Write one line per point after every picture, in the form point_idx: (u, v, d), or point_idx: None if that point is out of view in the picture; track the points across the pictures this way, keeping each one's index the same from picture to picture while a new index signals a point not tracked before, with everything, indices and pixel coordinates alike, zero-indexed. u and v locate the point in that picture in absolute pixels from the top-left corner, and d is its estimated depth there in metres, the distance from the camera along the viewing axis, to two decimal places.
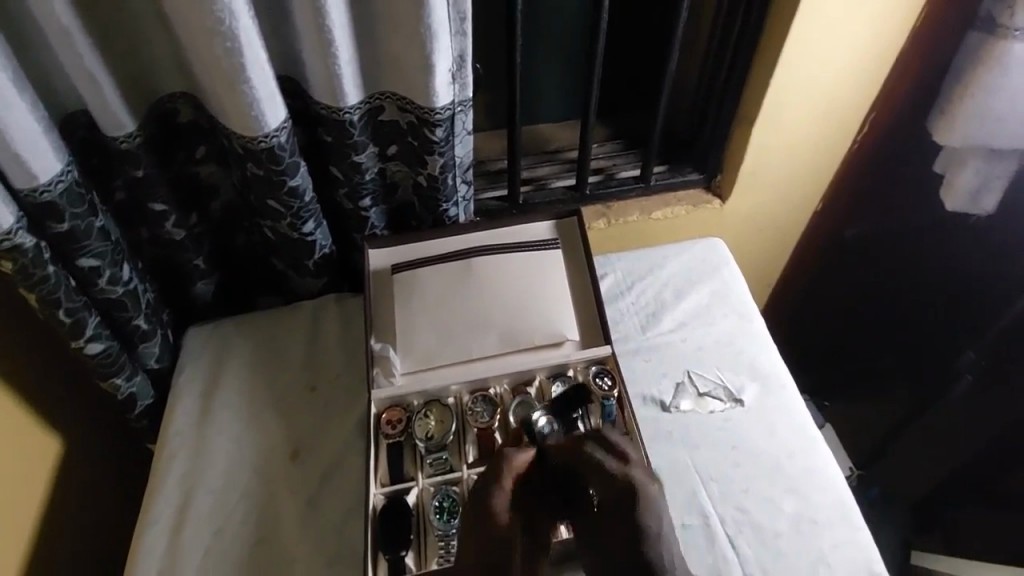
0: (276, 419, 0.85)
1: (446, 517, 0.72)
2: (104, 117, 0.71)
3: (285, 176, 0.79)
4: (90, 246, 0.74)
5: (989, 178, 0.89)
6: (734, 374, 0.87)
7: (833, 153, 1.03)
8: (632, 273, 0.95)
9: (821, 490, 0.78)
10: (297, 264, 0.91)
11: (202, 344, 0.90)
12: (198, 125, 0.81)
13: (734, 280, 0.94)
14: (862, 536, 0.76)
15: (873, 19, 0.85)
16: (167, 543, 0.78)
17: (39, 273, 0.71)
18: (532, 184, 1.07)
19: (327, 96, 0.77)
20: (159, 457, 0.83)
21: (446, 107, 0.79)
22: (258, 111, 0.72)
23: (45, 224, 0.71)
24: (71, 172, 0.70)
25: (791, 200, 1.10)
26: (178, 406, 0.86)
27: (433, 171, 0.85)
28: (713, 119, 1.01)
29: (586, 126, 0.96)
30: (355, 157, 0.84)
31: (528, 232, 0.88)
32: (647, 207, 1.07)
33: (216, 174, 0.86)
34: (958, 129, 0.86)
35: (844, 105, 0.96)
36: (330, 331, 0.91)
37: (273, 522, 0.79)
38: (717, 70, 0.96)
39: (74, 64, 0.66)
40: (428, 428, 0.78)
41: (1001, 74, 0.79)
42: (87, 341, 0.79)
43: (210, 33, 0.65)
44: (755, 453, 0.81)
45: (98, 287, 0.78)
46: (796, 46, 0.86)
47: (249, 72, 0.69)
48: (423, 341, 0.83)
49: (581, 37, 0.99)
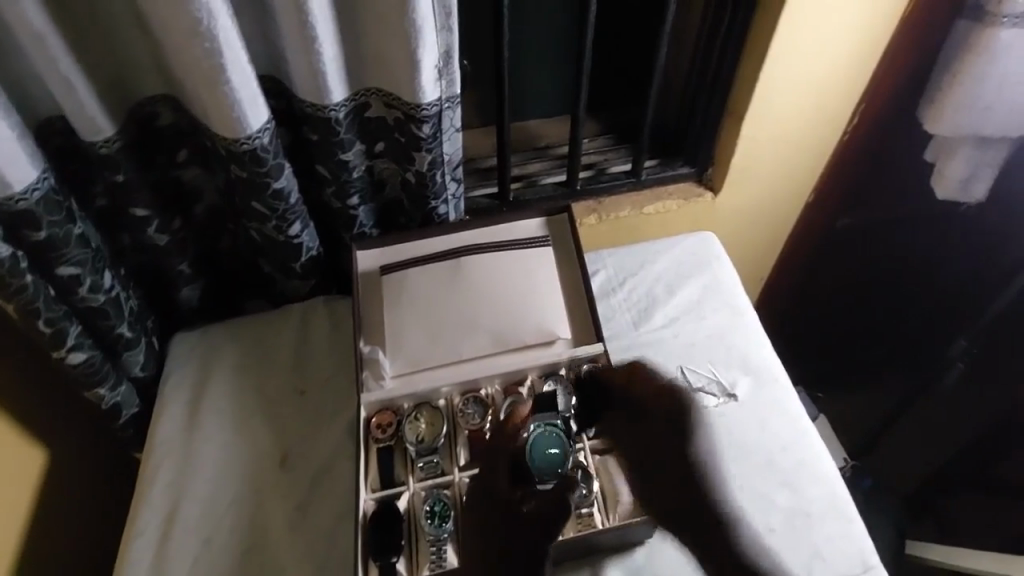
0: (264, 426, 0.84)
1: (438, 521, 0.71)
2: (81, 122, 0.70)
3: (269, 178, 0.78)
4: (69, 254, 0.73)
5: (979, 166, 0.88)
6: (727, 368, 0.86)
7: (826, 143, 1.02)
8: (623, 269, 0.94)
9: (814, 484, 0.78)
10: (285, 267, 0.89)
11: (189, 350, 0.89)
12: (179, 126, 0.79)
13: (725, 273, 0.93)
14: (856, 528, 0.75)
15: (865, 9, 0.83)
16: (156, 552, 0.77)
17: (17, 282, 0.70)
18: (522, 181, 1.06)
19: (311, 95, 0.76)
20: (145, 465, 0.82)
21: (433, 103, 0.77)
22: (239, 112, 0.71)
23: (21, 233, 0.69)
24: (47, 179, 0.69)
25: (784, 192, 1.08)
26: (166, 412, 0.85)
27: (421, 168, 0.84)
28: (704, 110, 0.99)
29: (575, 121, 0.95)
30: (342, 155, 0.82)
31: (517, 230, 0.87)
32: (638, 201, 1.06)
33: (199, 177, 0.84)
34: (947, 117, 0.84)
35: (836, 95, 0.95)
36: (321, 334, 0.90)
37: (263, 531, 0.77)
38: (706, 64, 0.95)
39: (49, 70, 0.65)
40: (419, 431, 0.77)
41: (989, 62, 0.77)
42: (69, 351, 0.78)
43: (188, 34, 0.64)
44: (750, 447, 0.80)
45: (79, 296, 0.77)
46: (785, 36, 0.85)
47: (229, 72, 0.67)
48: (413, 342, 0.82)
49: (569, 30, 0.97)
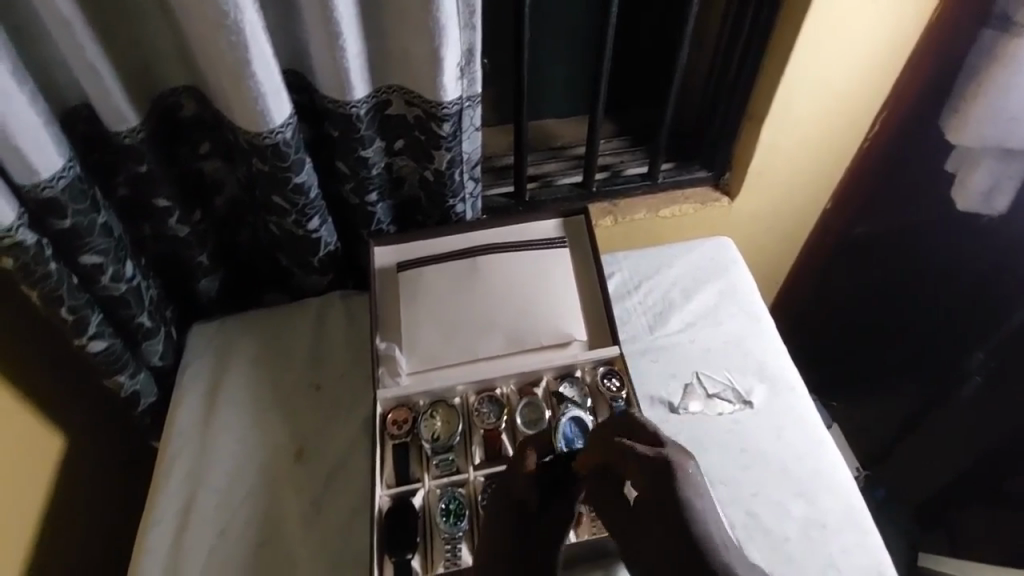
0: (280, 418, 0.84)
1: (453, 519, 0.72)
2: (108, 111, 0.70)
3: (290, 172, 0.78)
4: (93, 243, 0.74)
5: (1001, 178, 0.88)
6: (743, 375, 0.86)
7: (844, 150, 1.02)
8: (638, 272, 0.94)
9: (829, 495, 0.78)
10: (303, 261, 0.90)
11: (206, 341, 0.90)
12: (202, 118, 0.79)
13: (741, 279, 0.93)
14: (872, 540, 0.76)
15: (887, 18, 0.84)
16: (171, 541, 0.77)
17: (42, 269, 0.70)
18: (539, 181, 1.06)
19: (334, 91, 0.76)
20: (163, 455, 0.82)
21: (454, 102, 0.78)
22: (263, 106, 0.71)
23: (46, 221, 0.70)
24: (73, 168, 0.69)
25: (801, 198, 1.08)
26: (184, 403, 0.85)
27: (440, 166, 0.84)
28: (722, 114, 0.99)
29: (594, 122, 0.95)
30: (362, 151, 0.83)
31: (534, 230, 0.87)
32: (654, 204, 1.06)
33: (220, 169, 0.84)
34: (971, 128, 0.84)
35: (856, 103, 0.95)
36: (336, 328, 0.90)
37: (277, 523, 0.78)
38: (726, 68, 0.95)
39: (78, 60, 0.65)
40: (435, 428, 0.77)
41: (1014, 74, 0.77)
42: (90, 339, 0.78)
43: (215, 27, 0.64)
44: (765, 455, 0.80)
45: (101, 284, 0.77)
46: (807, 42, 0.85)
47: (255, 66, 0.68)
48: (429, 340, 0.82)
49: (589, 31, 0.97)
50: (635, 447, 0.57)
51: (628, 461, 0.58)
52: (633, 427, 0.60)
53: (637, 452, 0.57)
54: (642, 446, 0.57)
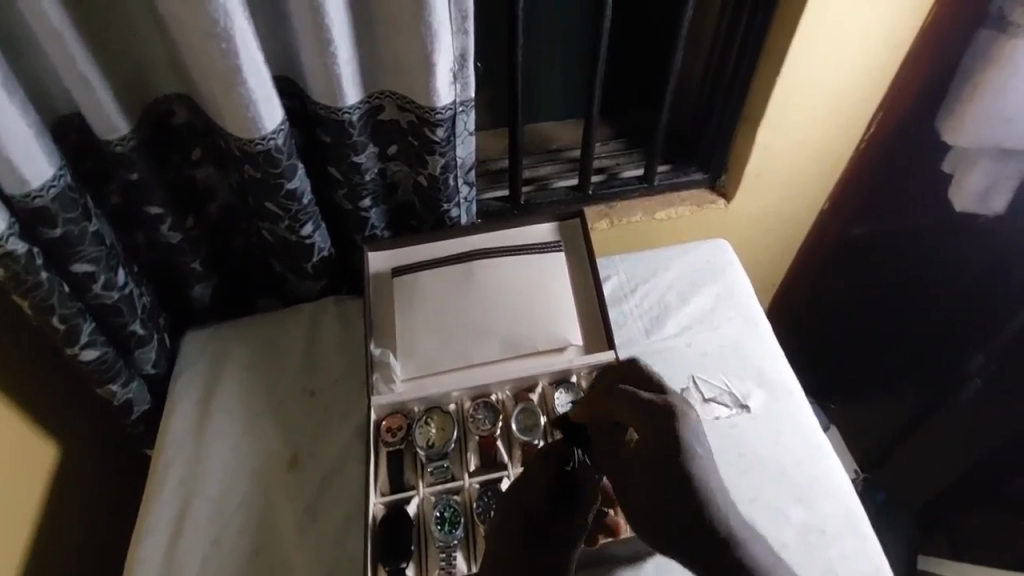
0: (274, 426, 0.84)
1: (448, 527, 0.72)
2: (97, 119, 0.70)
3: (283, 178, 0.78)
4: (85, 251, 0.73)
5: (998, 178, 0.87)
6: (740, 379, 0.85)
7: (841, 151, 1.01)
8: (635, 276, 0.94)
9: (827, 500, 0.77)
10: (296, 267, 0.89)
11: (199, 348, 0.89)
12: (193, 124, 0.79)
13: (738, 282, 0.93)
14: (870, 545, 0.75)
15: (882, 19, 0.83)
16: (165, 551, 0.77)
17: (32, 279, 0.70)
18: (534, 184, 1.05)
19: (326, 97, 0.76)
20: (156, 464, 0.82)
21: (447, 107, 0.77)
22: (255, 112, 0.70)
23: (36, 230, 0.69)
24: (63, 176, 0.69)
25: (798, 199, 1.08)
26: (177, 411, 0.85)
27: (433, 171, 0.84)
28: (718, 116, 0.99)
29: (589, 125, 0.95)
30: (354, 157, 0.82)
31: (529, 235, 0.87)
32: (650, 207, 1.06)
33: (212, 176, 0.84)
34: (968, 128, 0.84)
35: (851, 104, 0.94)
36: (330, 335, 0.89)
37: (271, 532, 0.77)
38: (721, 71, 0.94)
39: (66, 68, 0.65)
40: (429, 436, 0.77)
41: (1010, 75, 0.77)
42: (82, 348, 0.78)
43: (204, 33, 0.63)
44: (762, 460, 0.80)
45: (93, 292, 0.77)
46: (802, 44, 0.84)
47: (245, 72, 0.67)
48: (424, 346, 0.81)
49: (583, 34, 0.97)
50: (638, 395, 0.56)
51: (629, 406, 0.56)
52: (631, 374, 0.59)
53: (637, 397, 0.55)
54: (645, 394, 0.55)
